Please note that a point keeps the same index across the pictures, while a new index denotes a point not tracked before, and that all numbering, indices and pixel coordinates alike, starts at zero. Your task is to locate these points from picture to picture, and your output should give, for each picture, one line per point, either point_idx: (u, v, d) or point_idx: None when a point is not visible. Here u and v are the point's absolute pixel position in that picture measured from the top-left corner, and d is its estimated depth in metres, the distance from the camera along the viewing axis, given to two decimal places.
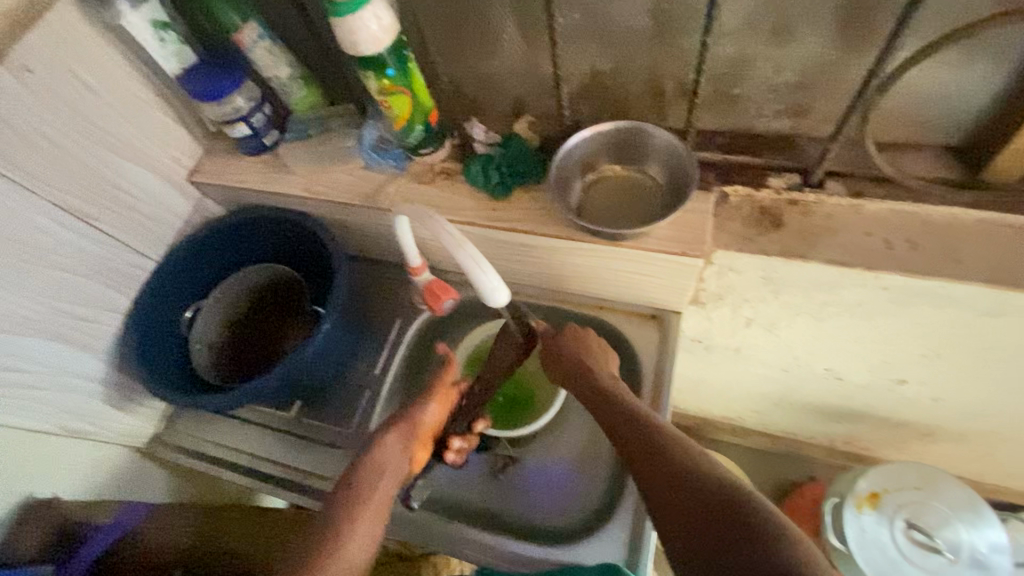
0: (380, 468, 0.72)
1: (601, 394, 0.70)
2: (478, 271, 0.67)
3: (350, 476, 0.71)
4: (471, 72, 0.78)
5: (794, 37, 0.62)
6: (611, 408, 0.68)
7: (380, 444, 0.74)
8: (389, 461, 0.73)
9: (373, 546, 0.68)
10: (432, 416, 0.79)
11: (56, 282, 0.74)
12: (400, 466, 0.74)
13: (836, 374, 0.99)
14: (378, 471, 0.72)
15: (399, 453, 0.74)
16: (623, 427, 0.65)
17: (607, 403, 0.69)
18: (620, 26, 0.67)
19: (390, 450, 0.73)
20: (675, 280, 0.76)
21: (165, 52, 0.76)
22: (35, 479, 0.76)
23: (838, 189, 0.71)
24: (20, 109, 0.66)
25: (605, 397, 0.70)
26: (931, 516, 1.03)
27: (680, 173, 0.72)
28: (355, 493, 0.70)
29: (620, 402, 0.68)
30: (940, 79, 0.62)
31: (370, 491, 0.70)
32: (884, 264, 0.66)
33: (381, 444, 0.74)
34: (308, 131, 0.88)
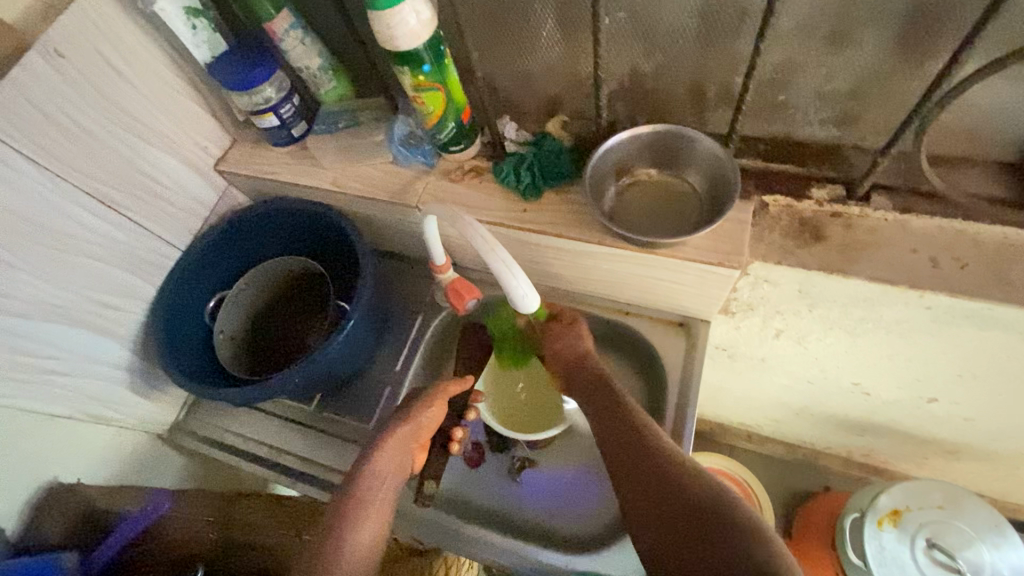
0: (381, 474, 0.71)
1: (618, 418, 0.68)
2: (509, 277, 0.66)
3: (353, 478, 0.70)
4: (506, 70, 0.76)
5: (850, 44, 0.60)
6: (625, 435, 0.66)
7: (379, 447, 0.72)
8: (388, 464, 0.72)
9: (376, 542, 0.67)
10: (435, 419, 0.77)
11: (83, 269, 0.74)
12: (399, 468, 0.73)
13: (864, 388, 0.97)
14: (379, 478, 0.71)
15: (398, 457, 0.73)
16: (636, 460, 0.62)
17: (619, 432, 0.66)
18: (665, 26, 0.64)
19: (391, 455, 0.72)
20: (707, 289, 0.74)
21: (196, 39, 0.75)
22: (58, 463, 0.76)
23: (884, 203, 0.68)
24: (52, 94, 0.65)
25: (621, 425, 0.67)
26: (954, 536, 1.01)
27: (720, 180, 0.70)
28: (356, 497, 0.68)
29: (634, 429, 0.65)
30: (1003, 93, 0.59)
31: (374, 491, 0.69)
32: (930, 283, 0.64)
33: (378, 452, 0.72)
34: (335, 124, 0.86)
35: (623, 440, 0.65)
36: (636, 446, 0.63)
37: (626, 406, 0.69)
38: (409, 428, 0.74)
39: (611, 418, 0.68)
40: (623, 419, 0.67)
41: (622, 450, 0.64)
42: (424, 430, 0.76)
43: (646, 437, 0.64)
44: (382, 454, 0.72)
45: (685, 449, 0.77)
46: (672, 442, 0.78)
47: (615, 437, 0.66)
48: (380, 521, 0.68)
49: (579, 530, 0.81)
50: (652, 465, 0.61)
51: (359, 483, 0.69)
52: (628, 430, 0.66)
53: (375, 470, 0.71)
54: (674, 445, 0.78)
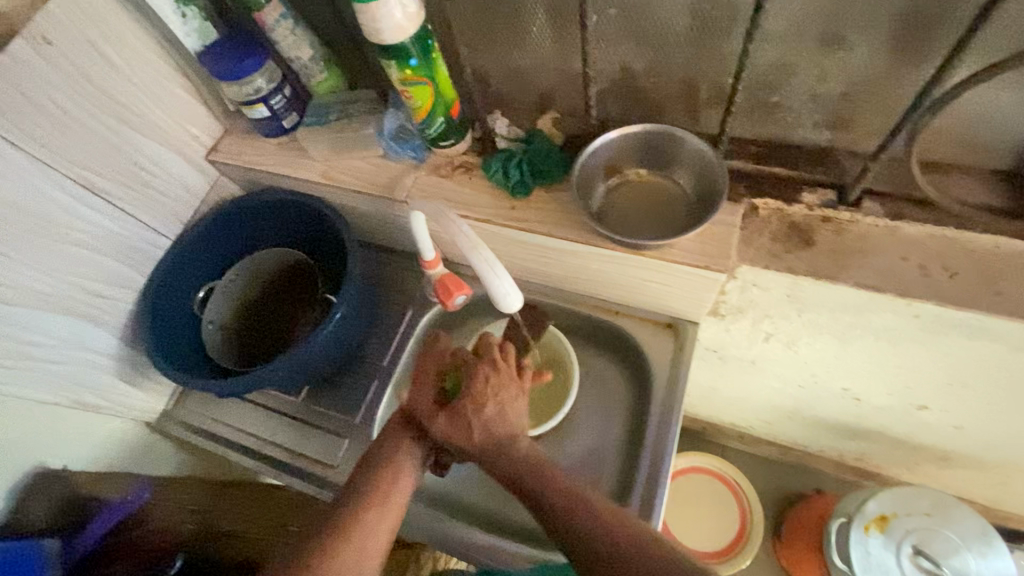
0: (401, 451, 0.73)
1: (564, 503, 0.67)
2: (491, 275, 0.66)
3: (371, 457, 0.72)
4: (497, 64, 0.75)
5: (842, 46, 0.59)
6: (572, 519, 0.65)
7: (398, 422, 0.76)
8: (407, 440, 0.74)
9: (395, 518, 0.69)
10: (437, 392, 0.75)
11: (73, 258, 0.74)
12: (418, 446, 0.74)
13: (854, 393, 0.96)
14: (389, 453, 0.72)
15: (418, 433, 0.75)
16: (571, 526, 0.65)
17: (571, 516, 0.65)
18: (656, 25, 0.63)
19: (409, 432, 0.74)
20: (695, 291, 0.74)
21: (186, 28, 0.74)
22: (46, 449, 0.77)
23: (875, 208, 0.67)
24: (39, 82, 0.65)
25: (568, 510, 0.66)
26: (941, 543, 1.01)
27: (709, 181, 0.69)
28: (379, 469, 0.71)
29: (585, 510, 0.65)
30: (998, 99, 0.58)
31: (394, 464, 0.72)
32: (918, 291, 0.63)
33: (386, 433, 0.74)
34: (326, 117, 0.85)
35: (574, 526, 0.64)
36: (595, 528, 0.63)
37: (569, 485, 0.68)
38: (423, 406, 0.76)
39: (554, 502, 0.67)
40: (567, 504, 0.66)
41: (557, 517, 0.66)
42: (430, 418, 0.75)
43: (598, 518, 0.64)
44: (400, 429, 0.75)
45: (669, 452, 0.77)
46: (656, 444, 0.78)
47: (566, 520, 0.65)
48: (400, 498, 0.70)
49: None
50: (614, 547, 0.62)
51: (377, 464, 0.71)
52: (578, 512, 0.65)
53: (397, 444, 0.73)
54: (658, 447, 0.77)
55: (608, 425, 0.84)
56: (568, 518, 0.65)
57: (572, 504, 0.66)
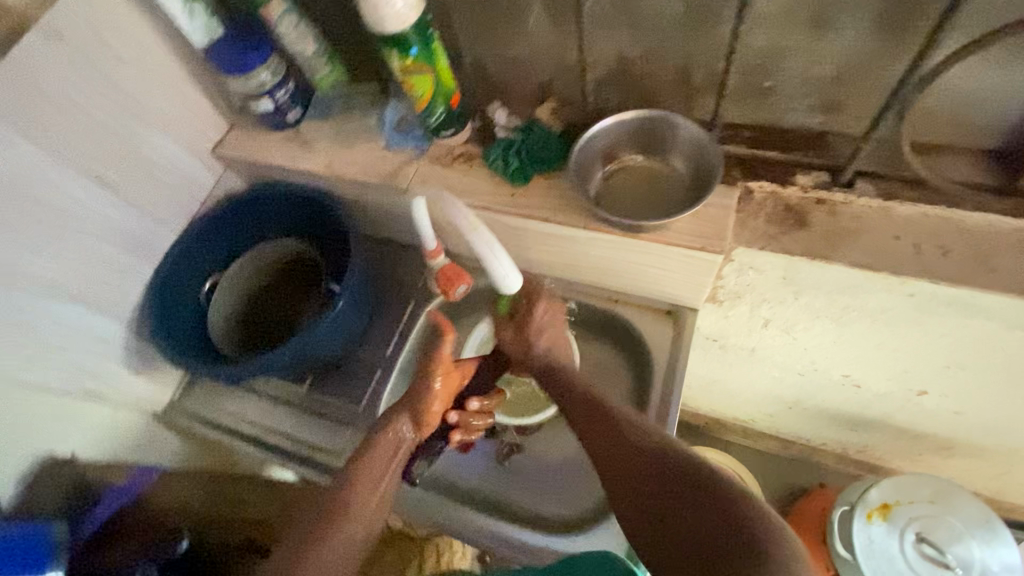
0: (389, 449, 0.72)
1: (587, 403, 0.67)
2: (491, 257, 0.68)
3: (362, 451, 0.71)
4: (496, 55, 0.77)
5: (831, 29, 0.60)
6: (598, 426, 0.65)
7: (391, 420, 0.73)
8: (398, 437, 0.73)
9: (379, 509, 0.69)
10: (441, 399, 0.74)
11: (81, 247, 0.75)
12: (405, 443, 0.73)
13: (854, 380, 0.97)
14: (390, 451, 0.72)
15: (409, 429, 0.74)
16: (611, 446, 0.62)
17: (596, 421, 0.65)
18: (650, 12, 0.65)
19: (398, 429, 0.73)
20: (693, 275, 0.75)
21: (194, 25, 0.75)
22: (55, 437, 0.78)
23: (868, 189, 0.69)
24: (50, 74, 0.67)
25: (600, 417, 0.65)
26: (944, 530, 1.01)
27: (703, 165, 0.70)
28: (368, 462, 0.70)
29: (610, 417, 0.65)
30: (983, 78, 0.59)
31: (382, 462, 0.71)
32: (911, 269, 0.64)
33: (388, 425, 0.73)
34: (329, 110, 0.89)
35: (602, 430, 0.64)
36: (612, 431, 0.63)
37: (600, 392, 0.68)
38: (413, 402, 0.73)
39: (586, 406, 0.67)
40: (600, 407, 0.66)
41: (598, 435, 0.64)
42: (429, 416, 0.73)
43: (625, 425, 0.63)
44: (391, 426, 0.73)
45: (669, 435, 0.77)
46: (656, 427, 0.78)
47: (595, 428, 0.65)
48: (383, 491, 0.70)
49: (570, 512, 0.81)
50: (624, 444, 0.62)
51: (366, 456, 0.70)
52: (601, 416, 0.65)
53: (388, 441, 0.72)
54: (658, 429, 0.78)
55: None
56: (595, 423, 0.65)
57: (601, 408, 0.66)
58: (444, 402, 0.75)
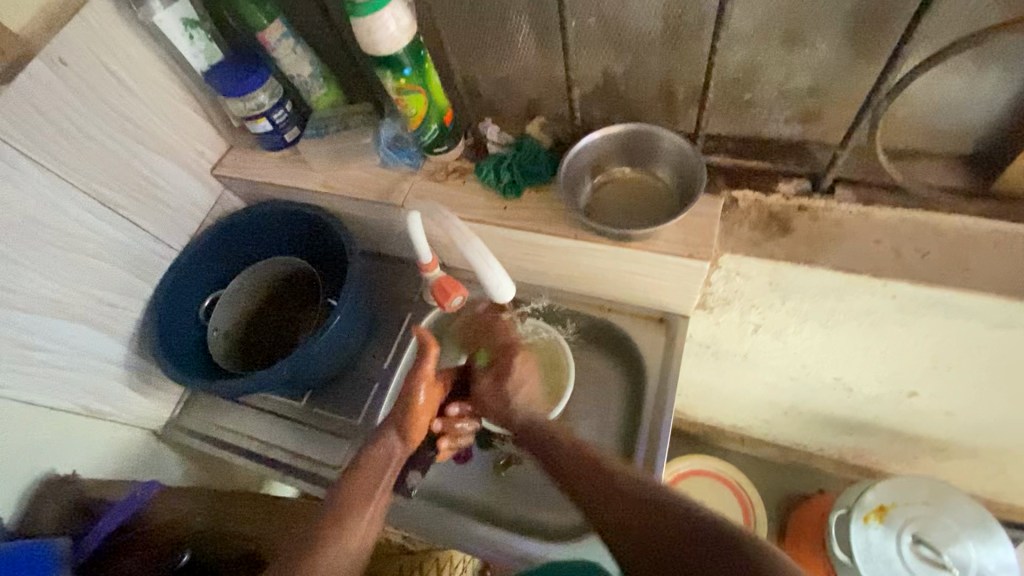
0: (384, 461, 0.73)
1: (577, 457, 0.66)
2: (485, 267, 0.69)
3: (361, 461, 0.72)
4: (487, 73, 0.80)
5: (804, 43, 0.63)
6: (600, 490, 0.63)
7: (385, 433, 0.74)
8: (391, 449, 0.73)
9: (377, 516, 0.70)
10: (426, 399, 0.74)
11: (84, 267, 0.77)
12: (399, 455, 0.74)
13: (845, 384, 0.98)
14: (384, 465, 0.72)
15: (400, 441, 0.74)
16: (611, 499, 0.61)
17: (605, 492, 0.62)
18: (632, 30, 0.68)
19: (389, 442, 0.73)
20: (682, 282, 0.77)
21: (193, 49, 0.79)
22: (56, 455, 0.79)
23: (848, 196, 0.71)
24: (55, 99, 0.69)
25: (599, 484, 0.63)
26: (940, 531, 1.01)
27: (688, 175, 0.73)
28: (365, 472, 0.71)
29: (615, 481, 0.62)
30: (950, 88, 0.62)
31: (379, 473, 0.72)
32: (891, 271, 0.66)
33: (378, 440, 0.73)
34: (325, 128, 0.90)
35: (602, 492, 0.62)
36: (608, 486, 0.62)
37: (582, 443, 0.67)
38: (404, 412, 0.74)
39: (580, 462, 0.65)
40: (595, 466, 0.64)
41: (593, 488, 0.63)
42: (415, 429, 0.73)
43: (621, 484, 0.62)
44: (384, 439, 0.73)
45: (664, 441, 0.78)
46: (651, 432, 0.79)
47: (594, 490, 0.63)
48: (380, 501, 0.71)
49: (567, 518, 0.82)
50: (625, 500, 0.61)
51: (362, 468, 0.71)
52: (588, 470, 0.64)
53: (383, 454, 0.73)
54: (653, 435, 0.79)
55: (605, 418, 0.86)
56: (597, 484, 0.63)
57: (598, 467, 0.64)
58: (428, 407, 0.75)
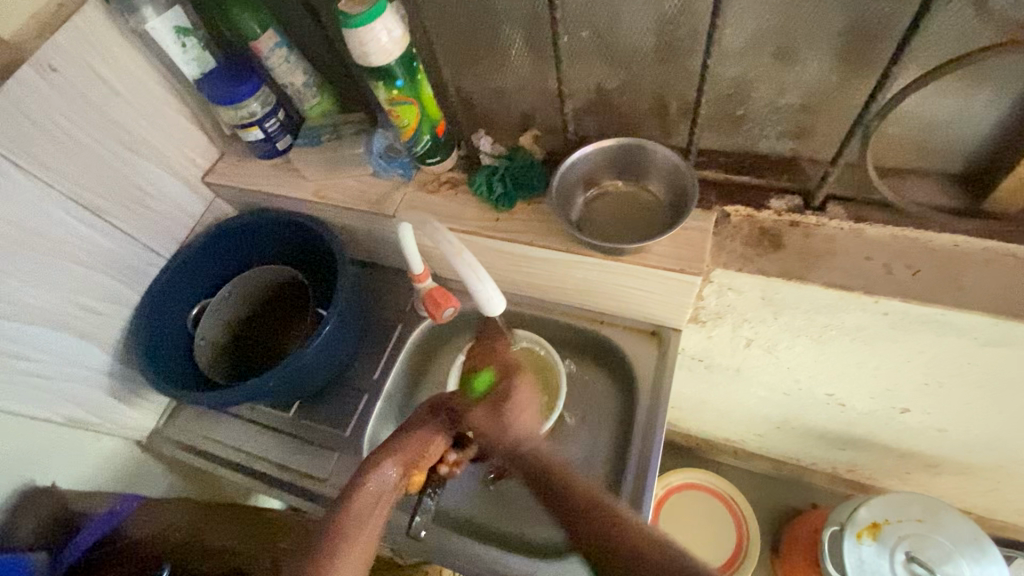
0: (377, 495, 0.68)
1: (540, 466, 0.67)
2: (474, 279, 0.68)
3: (354, 487, 0.68)
4: (481, 86, 0.80)
5: (796, 61, 0.63)
6: (588, 532, 0.60)
7: (384, 463, 0.69)
8: (388, 482, 0.69)
9: (367, 554, 0.66)
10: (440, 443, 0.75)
11: (70, 275, 0.76)
12: (396, 486, 0.70)
13: (838, 399, 0.98)
14: (378, 497, 0.68)
15: (399, 475, 0.70)
16: (568, 507, 0.63)
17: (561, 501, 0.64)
18: (626, 45, 0.68)
19: (389, 471, 0.69)
20: (674, 296, 0.76)
21: (186, 57, 0.78)
22: (37, 466, 0.77)
23: (839, 212, 0.71)
24: (44, 106, 0.69)
25: (594, 520, 0.60)
26: (933, 549, 1.00)
27: (680, 189, 0.73)
28: (358, 503, 0.67)
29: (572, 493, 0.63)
30: (942, 106, 0.62)
31: (371, 507, 0.67)
32: (883, 288, 0.66)
33: (375, 470, 0.69)
34: (318, 137, 0.89)
35: (563, 498, 0.63)
36: (563, 495, 0.64)
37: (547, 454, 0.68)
38: (415, 446, 0.72)
39: (572, 508, 0.62)
40: (586, 510, 0.62)
41: (552, 495, 0.65)
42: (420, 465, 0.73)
43: (618, 530, 0.59)
44: (381, 467, 0.69)
45: (655, 457, 0.77)
46: (643, 447, 0.78)
47: (588, 530, 0.60)
48: (369, 538, 0.66)
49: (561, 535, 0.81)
50: (575, 508, 0.62)
51: (354, 497, 0.67)
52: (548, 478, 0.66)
53: (377, 486, 0.68)
54: (645, 451, 0.78)
55: (596, 435, 0.85)
56: (557, 495, 0.64)
57: (602, 510, 0.61)
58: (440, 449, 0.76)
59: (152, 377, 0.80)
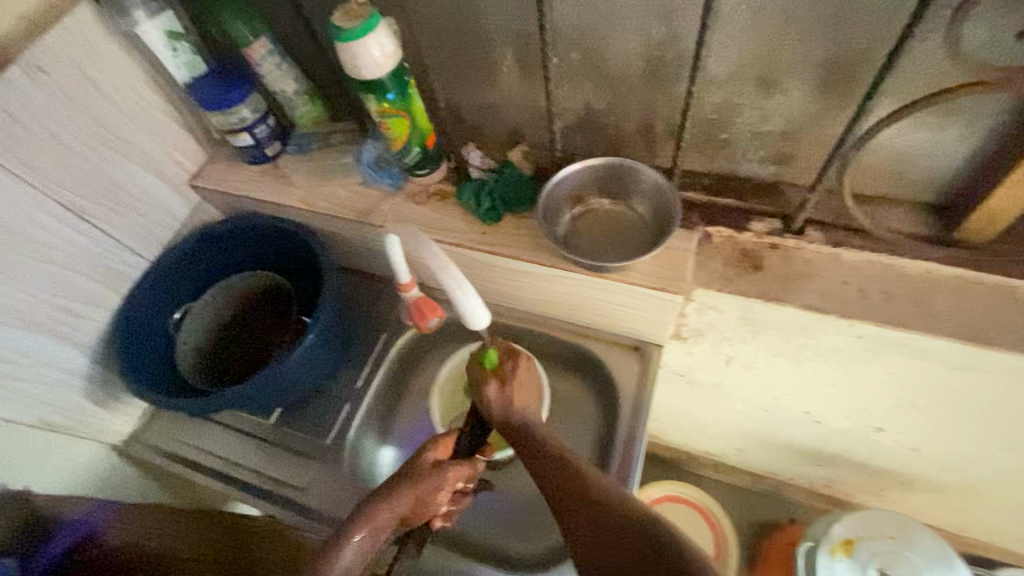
0: (372, 539, 0.62)
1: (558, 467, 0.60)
2: (459, 293, 0.67)
3: (347, 527, 0.62)
4: (470, 100, 0.81)
5: (778, 89, 0.65)
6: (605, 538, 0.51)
7: (386, 502, 0.63)
8: (387, 524, 0.63)
9: None
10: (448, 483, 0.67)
11: (51, 276, 0.75)
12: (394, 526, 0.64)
13: (814, 417, 1.00)
14: (372, 539, 0.62)
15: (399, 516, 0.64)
16: (584, 510, 0.54)
17: (576, 501, 0.56)
18: (615, 67, 0.69)
19: (390, 512, 0.63)
20: (656, 314, 0.77)
21: (176, 61, 0.78)
22: (9, 470, 0.76)
23: (817, 236, 0.73)
24: (30, 106, 0.68)
25: (572, 491, 0.57)
26: (905, 566, 1.02)
27: (664, 209, 0.74)
28: (348, 545, 0.61)
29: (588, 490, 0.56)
30: (916, 139, 0.65)
31: (363, 551, 0.61)
32: (858, 312, 0.68)
33: (375, 511, 0.63)
34: (309, 146, 0.91)
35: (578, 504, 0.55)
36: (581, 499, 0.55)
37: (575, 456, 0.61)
38: (421, 488, 0.65)
39: (588, 511, 0.54)
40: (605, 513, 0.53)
41: (568, 499, 0.56)
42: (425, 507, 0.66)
43: (639, 535, 0.49)
44: (381, 508, 0.63)
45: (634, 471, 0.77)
46: (623, 460, 0.79)
47: (599, 543, 0.51)
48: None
49: (534, 549, 0.81)
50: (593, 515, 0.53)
51: (348, 538, 0.61)
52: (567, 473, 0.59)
53: (375, 529, 0.62)
54: (624, 467, 0.78)
55: (577, 449, 0.86)
56: (573, 498, 0.56)
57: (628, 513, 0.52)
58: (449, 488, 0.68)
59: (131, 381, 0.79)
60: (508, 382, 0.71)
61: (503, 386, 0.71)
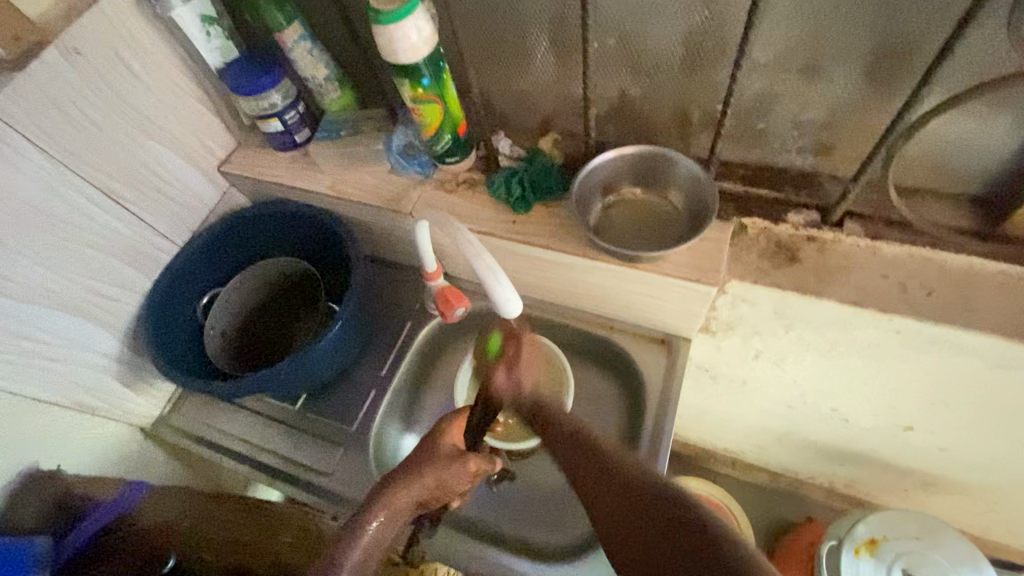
0: (394, 520, 0.61)
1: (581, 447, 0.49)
2: (492, 281, 0.67)
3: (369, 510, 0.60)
4: (503, 87, 0.80)
5: (822, 77, 0.64)
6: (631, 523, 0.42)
7: (407, 481, 0.62)
8: (409, 505, 0.62)
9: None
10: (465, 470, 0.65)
11: (84, 258, 0.76)
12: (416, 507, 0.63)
13: (841, 414, 0.98)
14: (395, 520, 0.61)
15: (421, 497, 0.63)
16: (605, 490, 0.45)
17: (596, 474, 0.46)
18: (653, 53, 0.68)
19: (411, 493, 0.62)
20: (687, 306, 0.77)
21: (209, 45, 0.78)
22: (41, 449, 0.77)
23: (856, 229, 0.72)
24: (67, 88, 0.68)
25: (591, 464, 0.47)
26: (930, 567, 1.01)
27: (699, 199, 0.73)
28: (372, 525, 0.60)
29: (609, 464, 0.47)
30: (964, 130, 0.63)
31: (386, 531, 0.60)
32: (898, 307, 0.66)
33: (399, 492, 0.61)
34: (338, 132, 0.89)
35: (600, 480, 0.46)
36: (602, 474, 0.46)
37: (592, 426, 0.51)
38: (443, 470, 0.63)
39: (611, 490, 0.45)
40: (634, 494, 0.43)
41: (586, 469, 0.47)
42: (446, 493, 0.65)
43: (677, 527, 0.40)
44: (402, 488, 0.62)
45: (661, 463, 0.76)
46: (651, 453, 0.78)
47: (623, 524, 0.43)
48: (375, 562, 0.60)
49: (560, 538, 0.80)
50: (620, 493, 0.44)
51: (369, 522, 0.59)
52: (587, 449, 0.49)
53: (397, 509, 0.61)
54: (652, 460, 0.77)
55: None
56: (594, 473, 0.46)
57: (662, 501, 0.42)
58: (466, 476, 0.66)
59: (162, 364, 0.80)
60: (515, 362, 0.60)
61: (510, 368, 0.60)
